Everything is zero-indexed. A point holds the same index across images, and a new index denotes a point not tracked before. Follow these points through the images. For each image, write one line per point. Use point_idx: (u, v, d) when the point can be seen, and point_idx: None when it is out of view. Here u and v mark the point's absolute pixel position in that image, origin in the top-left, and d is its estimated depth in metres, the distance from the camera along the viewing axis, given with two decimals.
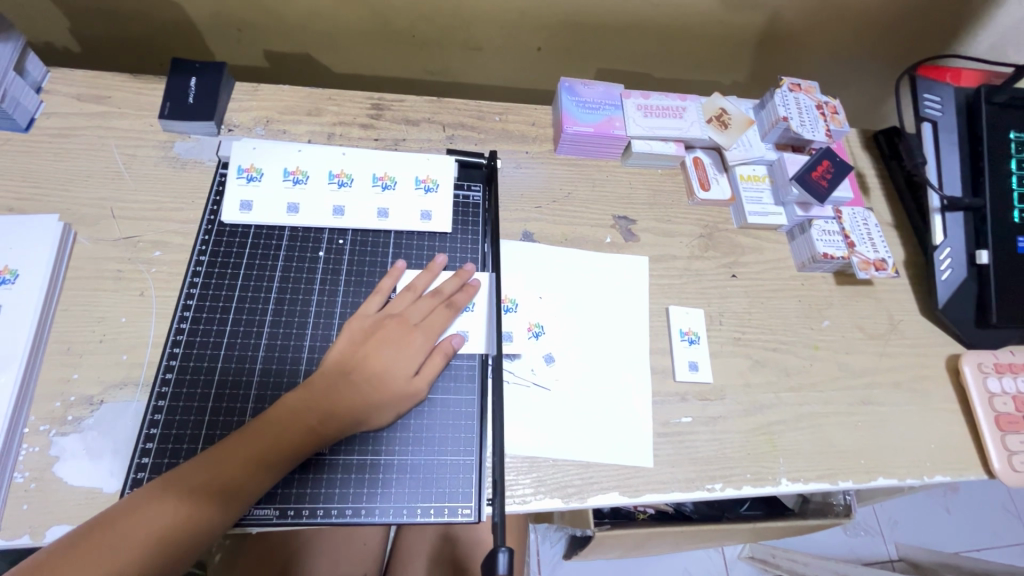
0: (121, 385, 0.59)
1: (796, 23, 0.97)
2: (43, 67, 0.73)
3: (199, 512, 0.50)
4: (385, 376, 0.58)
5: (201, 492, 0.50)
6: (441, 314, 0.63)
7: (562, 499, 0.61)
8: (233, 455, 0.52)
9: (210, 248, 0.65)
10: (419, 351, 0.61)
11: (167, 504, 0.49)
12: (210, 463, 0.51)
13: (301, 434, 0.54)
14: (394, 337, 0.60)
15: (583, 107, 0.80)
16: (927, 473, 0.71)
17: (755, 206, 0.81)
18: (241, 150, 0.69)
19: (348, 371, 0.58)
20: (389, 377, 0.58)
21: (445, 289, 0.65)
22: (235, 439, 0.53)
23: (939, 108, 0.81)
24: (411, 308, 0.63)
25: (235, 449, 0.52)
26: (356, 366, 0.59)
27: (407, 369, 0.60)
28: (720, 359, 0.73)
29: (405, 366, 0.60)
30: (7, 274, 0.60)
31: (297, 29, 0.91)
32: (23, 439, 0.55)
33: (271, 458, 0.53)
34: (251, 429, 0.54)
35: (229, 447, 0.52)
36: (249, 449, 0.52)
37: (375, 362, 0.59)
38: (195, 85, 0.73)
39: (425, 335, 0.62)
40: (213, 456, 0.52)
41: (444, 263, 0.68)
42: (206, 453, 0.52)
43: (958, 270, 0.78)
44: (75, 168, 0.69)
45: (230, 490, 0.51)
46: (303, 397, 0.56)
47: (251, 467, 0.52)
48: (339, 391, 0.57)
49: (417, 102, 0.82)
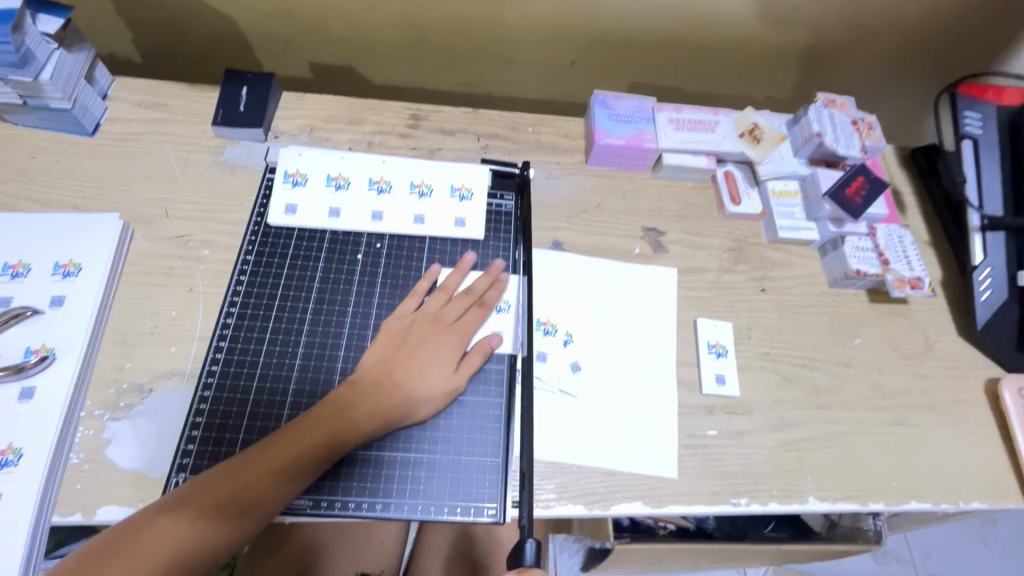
0: (169, 375, 0.62)
1: (832, 38, 0.97)
2: (109, 76, 0.78)
3: (251, 502, 0.52)
4: (423, 374, 0.60)
5: (252, 484, 0.52)
6: (474, 314, 0.66)
7: (586, 506, 0.62)
8: (280, 448, 0.54)
9: (256, 249, 0.68)
10: (456, 351, 0.63)
11: (221, 494, 0.51)
12: (256, 457, 0.54)
13: (346, 430, 0.57)
14: (431, 338, 0.63)
15: (615, 120, 0.82)
16: (963, 499, 0.69)
17: (786, 221, 0.81)
18: (287, 156, 0.72)
19: (386, 370, 0.60)
20: (428, 377, 0.61)
21: (477, 289, 0.67)
22: (281, 434, 0.55)
23: (980, 125, 0.79)
24: (446, 309, 0.65)
25: (282, 443, 0.55)
26: (395, 367, 0.61)
27: (444, 368, 0.62)
28: (747, 373, 0.73)
29: (442, 365, 0.62)
30: (71, 267, 0.64)
31: (341, 42, 0.95)
32: (79, 422, 0.59)
33: (317, 452, 0.55)
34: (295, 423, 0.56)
35: (277, 441, 0.55)
36: (296, 443, 0.55)
37: (414, 363, 0.61)
38: (246, 94, 0.78)
39: (460, 335, 0.64)
40: (261, 449, 0.54)
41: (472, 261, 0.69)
42: (254, 447, 0.55)
43: (998, 292, 0.77)
44: (134, 170, 0.73)
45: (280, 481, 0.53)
46: (345, 393, 0.58)
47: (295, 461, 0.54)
48: (378, 388, 0.59)
49: (453, 113, 0.84)
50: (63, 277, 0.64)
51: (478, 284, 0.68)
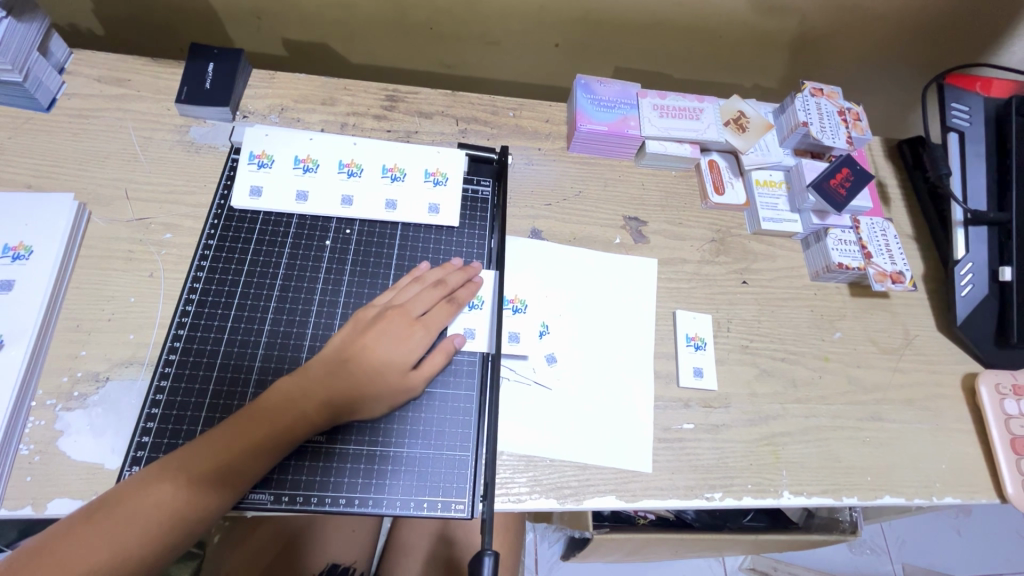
0: (126, 363, 0.59)
1: (821, 26, 0.95)
2: (66, 48, 0.74)
3: (198, 495, 0.50)
4: (383, 368, 0.58)
5: (199, 477, 0.50)
6: (442, 308, 0.63)
7: (558, 500, 0.61)
8: (229, 440, 0.52)
9: (219, 233, 0.66)
10: (419, 345, 0.60)
11: (167, 488, 0.49)
12: (205, 449, 0.52)
13: (299, 422, 0.54)
14: (395, 330, 0.60)
15: (598, 105, 0.79)
16: (936, 494, 0.69)
17: (770, 212, 0.80)
18: (253, 136, 0.69)
19: (345, 362, 0.58)
20: (387, 371, 0.58)
21: (448, 281, 0.64)
22: (231, 424, 0.53)
23: (967, 117, 0.78)
24: (414, 300, 0.62)
25: (232, 434, 0.52)
26: (353, 358, 0.58)
27: (406, 363, 0.59)
28: (726, 367, 0.72)
29: (405, 360, 0.59)
30: (22, 250, 0.61)
31: (316, 18, 0.91)
32: (30, 412, 0.56)
33: (268, 445, 0.53)
34: (247, 414, 0.54)
35: (226, 432, 0.52)
36: (247, 436, 0.53)
37: (375, 354, 0.58)
38: (212, 71, 0.74)
39: (427, 330, 0.61)
40: (209, 439, 0.52)
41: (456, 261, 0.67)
42: (202, 438, 0.53)
43: (979, 287, 0.76)
44: (92, 149, 0.70)
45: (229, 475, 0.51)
46: (301, 383, 0.56)
47: (244, 455, 0.52)
48: (335, 381, 0.56)
49: (431, 95, 0.82)
50: (13, 260, 0.61)
51: (451, 278, 0.65)
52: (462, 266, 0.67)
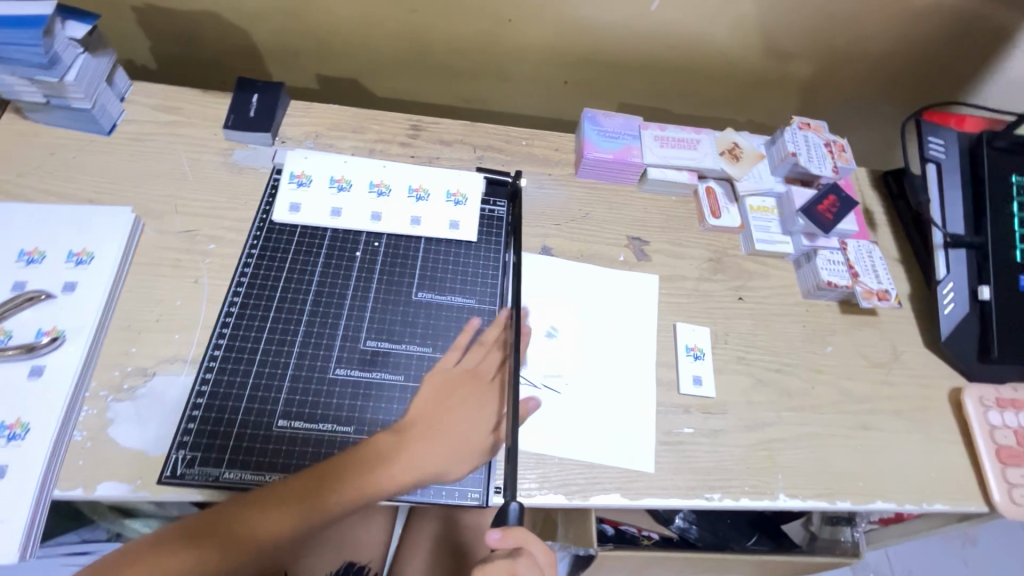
0: (171, 360, 0.65)
1: (809, 66, 1.03)
2: (127, 80, 0.82)
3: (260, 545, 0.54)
4: (460, 432, 0.63)
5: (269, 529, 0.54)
6: (501, 364, 0.69)
7: (566, 496, 0.65)
8: (306, 495, 0.56)
9: (260, 243, 0.72)
10: (491, 411, 0.65)
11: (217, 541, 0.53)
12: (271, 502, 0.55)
13: (371, 483, 0.57)
14: (468, 395, 0.65)
15: (603, 136, 0.87)
16: (926, 501, 0.72)
17: (763, 235, 0.86)
18: (292, 158, 0.77)
19: (426, 420, 0.62)
20: (464, 435, 0.63)
21: (494, 338, 0.70)
22: (307, 479, 0.56)
23: (943, 149, 0.85)
24: (482, 364, 0.68)
25: (308, 488, 0.56)
26: (437, 417, 0.63)
27: (481, 430, 0.64)
28: (724, 376, 0.76)
29: (479, 426, 0.64)
30: (84, 256, 0.68)
31: (347, 56, 1.01)
32: (84, 402, 0.62)
33: (349, 497, 0.57)
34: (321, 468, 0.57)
35: (302, 488, 0.56)
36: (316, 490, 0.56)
37: (453, 419, 0.63)
38: (256, 101, 0.82)
39: (495, 391, 0.66)
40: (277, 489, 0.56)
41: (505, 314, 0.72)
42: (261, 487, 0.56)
43: (960, 305, 0.81)
44: (147, 168, 0.77)
45: (295, 529, 0.54)
46: (391, 446, 0.60)
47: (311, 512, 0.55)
48: (428, 443, 0.61)
49: (451, 125, 0.90)
50: (75, 265, 0.67)
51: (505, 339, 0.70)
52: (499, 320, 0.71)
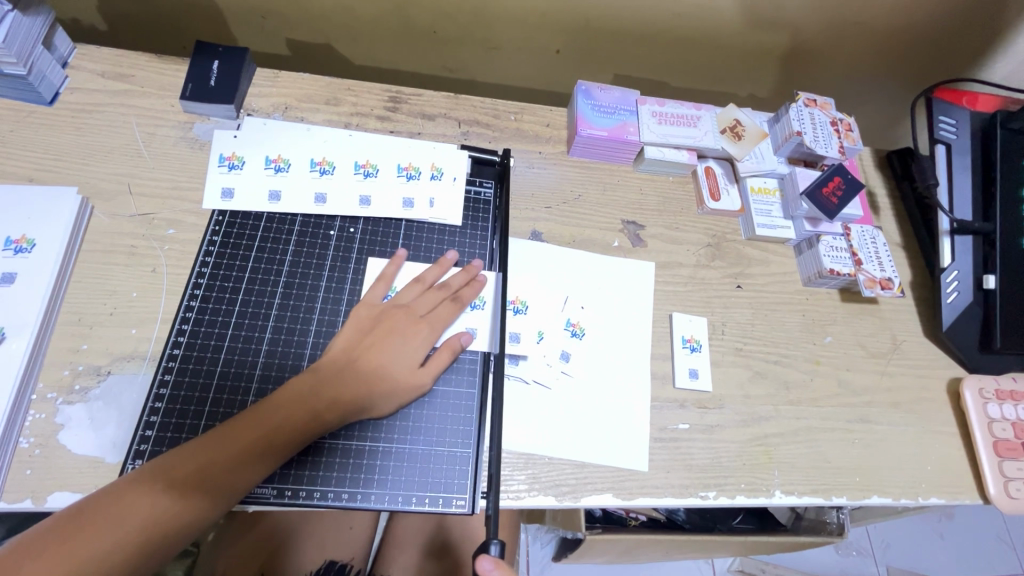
0: (128, 358, 0.59)
1: (816, 38, 0.97)
2: (69, 43, 0.74)
3: (213, 485, 0.51)
4: (384, 370, 0.60)
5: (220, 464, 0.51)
6: (446, 308, 0.65)
7: (556, 498, 0.62)
8: (241, 432, 0.53)
9: (224, 229, 0.67)
10: (424, 344, 0.62)
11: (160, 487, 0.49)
12: (180, 463, 0.50)
13: (296, 414, 0.55)
14: (400, 329, 0.62)
15: (598, 111, 0.80)
16: (922, 495, 0.71)
17: (764, 219, 0.81)
18: (251, 126, 0.71)
19: (352, 360, 0.59)
20: (393, 369, 0.60)
21: (452, 283, 0.66)
22: (245, 417, 0.54)
23: (953, 131, 0.81)
24: (418, 300, 0.64)
25: (234, 432, 0.53)
26: (365, 355, 0.60)
27: (412, 362, 0.61)
28: (721, 368, 0.73)
29: (410, 360, 0.61)
30: (24, 243, 0.61)
31: (320, 19, 0.92)
32: (30, 406, 0.56)
33: (272, 438, 0.54)
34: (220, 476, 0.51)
35: (241, 423, 0.54)
36: (234, 441, 0.52)
37: (379, 355, 0.60)
38: (217, 69, 0.74)
39: (432, 328, 0.63)
40: (205, 445, 0.52)
41: (463, 340, 0.64)
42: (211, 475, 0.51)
43: (964, 295, 0.78)
44: (95, 143, 0.70)
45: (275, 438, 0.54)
46: (312, 381, 0.57)
47: (244, 459, 0.52)
48: (341, 380, 0.58)
49: (434, 98, 0.83)
50: (16, 254, 0.61)
51: (434, 361, 0.62)
52: (448, 348, 0.63)
